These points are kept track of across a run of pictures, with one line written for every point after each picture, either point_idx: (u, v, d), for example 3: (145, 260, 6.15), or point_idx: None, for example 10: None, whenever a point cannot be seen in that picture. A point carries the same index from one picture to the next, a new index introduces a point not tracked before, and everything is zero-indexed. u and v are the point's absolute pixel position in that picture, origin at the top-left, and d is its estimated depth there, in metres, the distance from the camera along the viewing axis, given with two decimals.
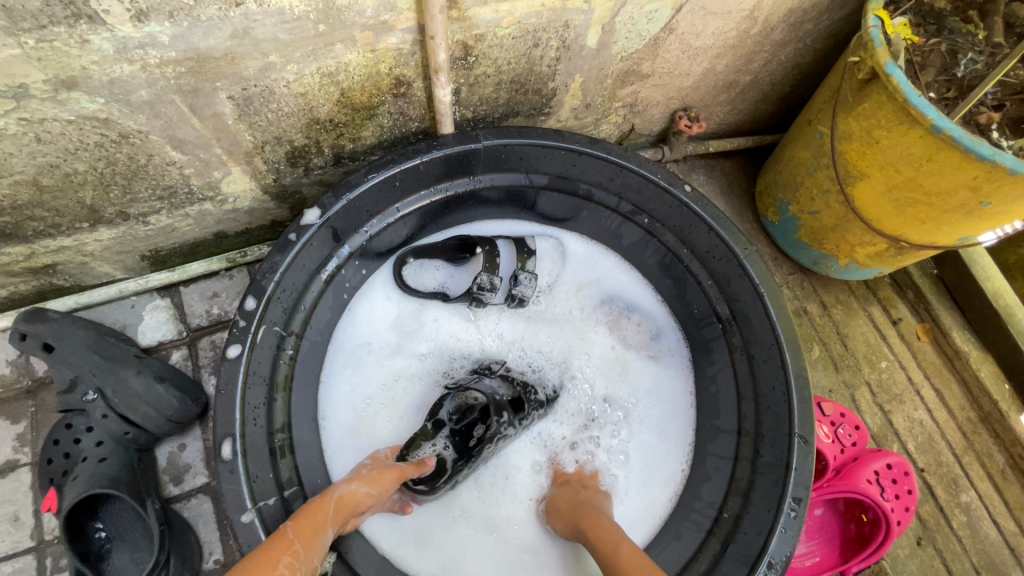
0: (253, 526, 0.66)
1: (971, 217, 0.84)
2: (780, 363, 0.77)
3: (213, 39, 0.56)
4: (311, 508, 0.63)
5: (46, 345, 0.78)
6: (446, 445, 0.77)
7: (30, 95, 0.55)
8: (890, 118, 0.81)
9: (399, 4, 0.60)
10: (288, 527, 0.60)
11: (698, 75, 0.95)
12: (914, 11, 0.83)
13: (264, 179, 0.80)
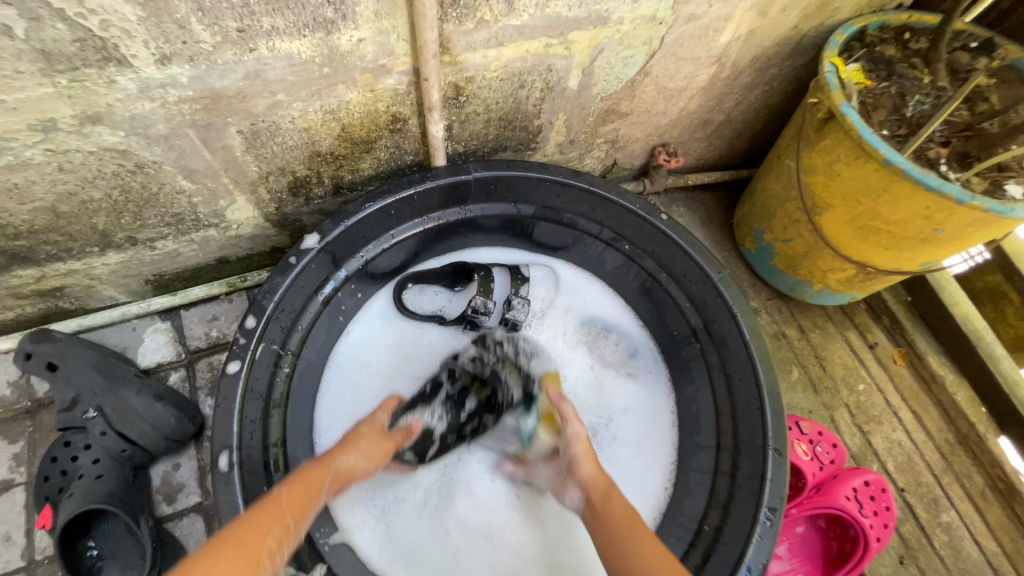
0: None
1: (929, 243, 0.90)
2: (754, 379, 0.81)
3: (227, 80, 0.62)
4: (302, 480, 0.65)
5: (50, 364, 0.82)
6: (443, 419, 0.83)
7: (58, 129, 0.60)
8: (847, 153, 0.88)
9: (397, 50, 0.66)
10: (281, 494, 0.62)
11: (673, 114, 1.03)
12: (866, 59, 0.92)
13: (267, 208, 0.85)
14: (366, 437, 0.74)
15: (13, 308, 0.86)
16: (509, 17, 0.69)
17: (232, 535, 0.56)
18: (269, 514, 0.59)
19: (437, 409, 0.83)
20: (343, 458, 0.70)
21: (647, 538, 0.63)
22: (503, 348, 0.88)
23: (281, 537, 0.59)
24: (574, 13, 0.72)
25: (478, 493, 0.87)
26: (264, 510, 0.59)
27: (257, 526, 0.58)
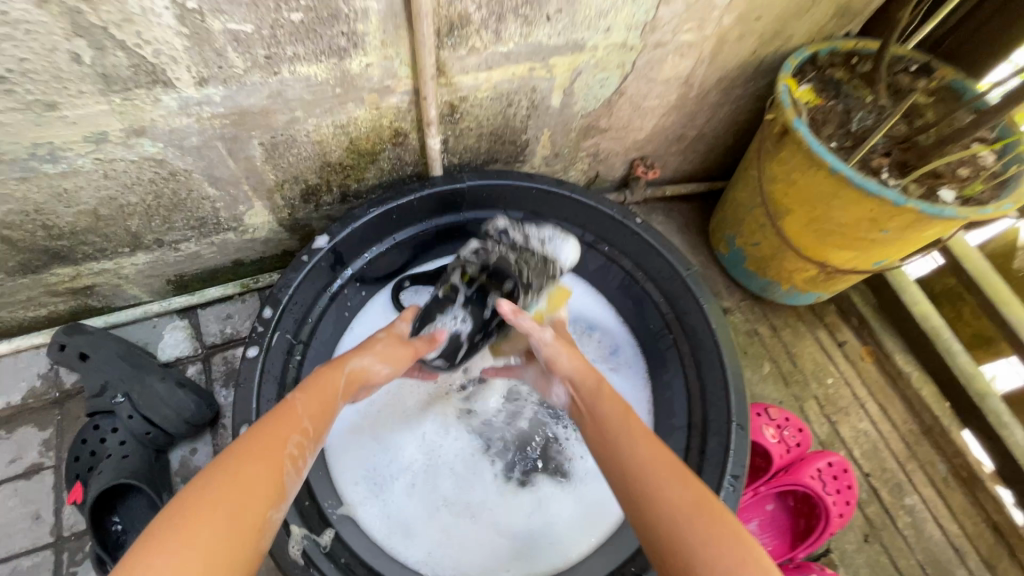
0: None
1: (877, 243, 1.00)
2: (720, 364, 0.89)
3: (254, 99, 0.72)
4: (319, 385, 0.68)
5: (82, 354, 0.90)
6: (467, 320, 0.86)
7: (108, 141, 0.69)
8: (802, 164, 0.98)
9: (399, 74, 0.77)
10: (296, 400, 0.65)
11: (649, 130, 1.13)
12: (817, 80, 1.03)
13: (281, 214, 0.95)
14: (382, 342, 0.78)
15: (47, 305, 0.95)
16: (497, 45, 0.79)
17: (247, 440, 0.58)
18: (285, 419, 0.62)
19: (457, 311, 0.86)
20: (357, 358, 0.73)
21: (651, 436, 0.66)
22: (509, 239, 0.92)
23: (301, 444, 0.61)
24: (554, 41, 0.83)
25: (464, 470, 0.95)
26: (280, 418, 0.62)
27: (275, 433, 0.60)
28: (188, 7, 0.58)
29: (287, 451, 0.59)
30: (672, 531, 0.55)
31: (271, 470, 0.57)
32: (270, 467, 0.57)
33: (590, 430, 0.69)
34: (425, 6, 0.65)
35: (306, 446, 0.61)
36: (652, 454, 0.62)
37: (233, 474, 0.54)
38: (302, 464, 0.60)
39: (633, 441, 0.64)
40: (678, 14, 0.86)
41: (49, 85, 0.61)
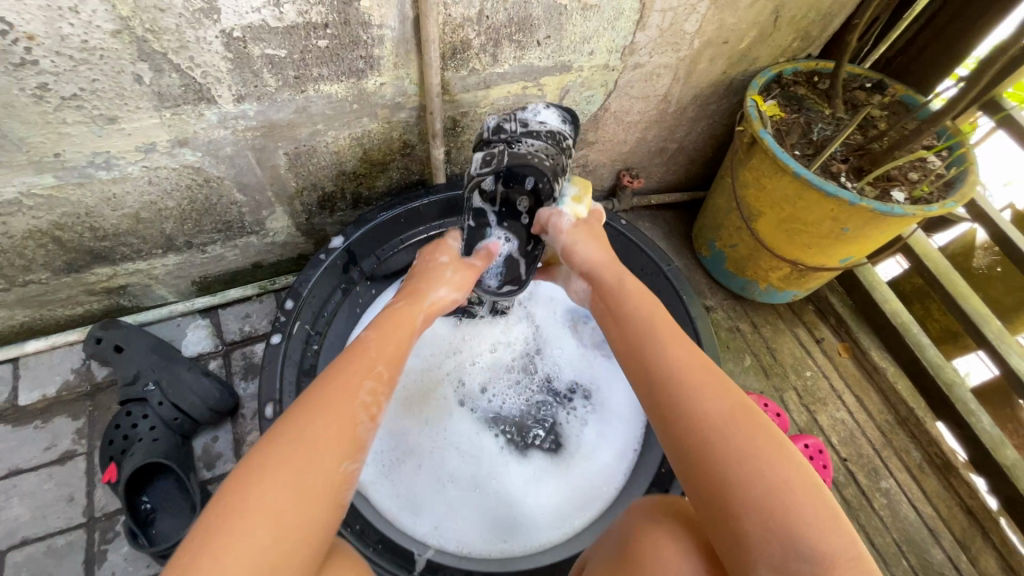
0: None
1: (839, 241, 1.10)
2: (700, 346, 1.03)
3: (282, 114, 0.82)
4: (388, 325, 0.68)
5: (117, 346, 0.99)
6: (510, 237, 0.93)
7: (156, 150, 0.79)
8: (768, 170, 1.09)
9: (409, 92, 0.88)
10: (365, 340, 0.64)
11: (633, 143, 1.25)
12: (782, 96, 1.14)
13: (299, 219, 1.04)
14: (449, 275, 0.83)
15: (83, 304, 1.03)
16: (495, 67, 0.91)
17: (318, 390, 0.57)
18: (358, 361, 0.61)
19: (497, 232, 0.93)
20: (435, 291, 0.79)
21: (690, 348, 0.66)
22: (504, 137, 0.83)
23: (374, 390, 0.59)
24: (544, 63, 0.94)
25: (469, 449, 1.05)
26: (347, 360, 0.61)
27: (345, 380, 0.58)
28: (234, 35, 0.69)
29: (359, 398, 0.57)
30: (711, 450, 0.57)
31: (343, 411, 0.55)
32: (339, 413, 0.55)
33: (620, 339, 0.71)
34: (433, 33, 0.76)
35: (379, 388, 0.60)
36: (695, 370, 0.63)
37: (304, 427, 0.52)
38: (377, 411, 0.58)
39: (676, 357, 0.64)
40: (653, 39, 0.98)
41: (112, 102, 0.71)
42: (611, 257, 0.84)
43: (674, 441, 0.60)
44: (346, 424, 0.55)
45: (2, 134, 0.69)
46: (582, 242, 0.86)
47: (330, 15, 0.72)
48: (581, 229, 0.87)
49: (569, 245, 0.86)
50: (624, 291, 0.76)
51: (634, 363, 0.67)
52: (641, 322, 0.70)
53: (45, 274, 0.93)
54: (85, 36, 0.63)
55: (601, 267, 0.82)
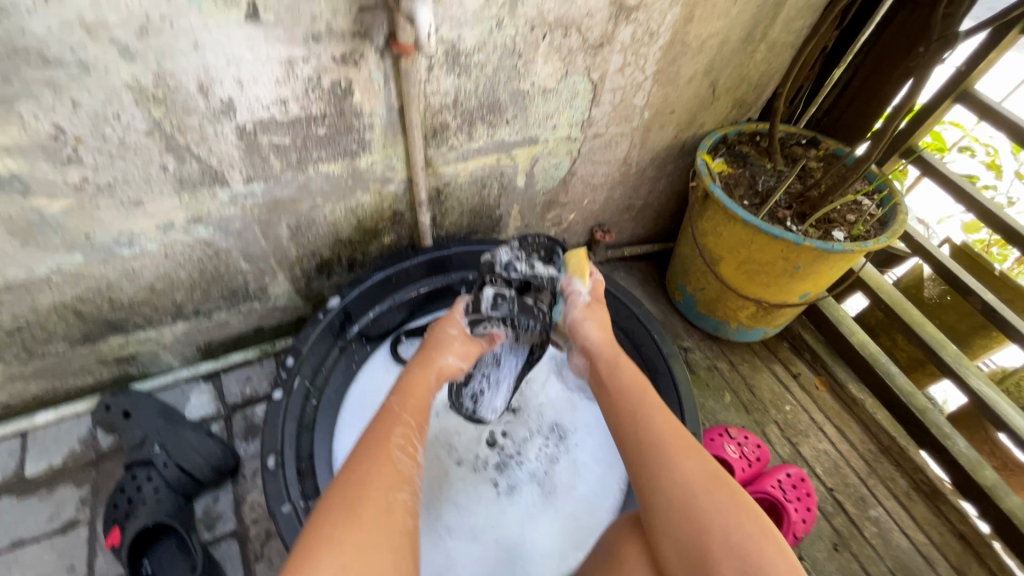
0: (291, 515, 0.86)
1: (793, 279, 1.20)
2: (672, 377, 1.11)
3: (286, 190, 0.94)
4: (411, 389, 0.81)
5: (125, 413, 1.05)
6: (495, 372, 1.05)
7: (174, 228, 0.90)
8: (722, 218, 1.21)
9: (396, 168, 1.00)
10: (393, 403, 0.77)
11: (601, 202, 1.38)
12: (728, 154, 1.29)
13: (299, 284, 1.14)
14: (461, 343, 0.92)
15: (94, 374, 1.10)
16: (470, 143, 1.04)
17: (367, 439, 0.71)
18: (389, 419, 0.74)
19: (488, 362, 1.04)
20: (446, 356, 0.90)
21: (672, 416, 0.74)
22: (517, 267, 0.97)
23: (405, 435, 0.72)
24: (514, 137, 1.08)
25: (466, 496, 1.08)
26: (383, 419, 0.74)
27: (382, 433, 0.71)
28: (247, 128, 0.82)
29: (393, 440, 0.70)
30: (689, 504, 0.64)
31: (385, 459, 0.68)
32: (384, 462, 0.67)
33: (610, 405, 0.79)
34: (414, 118, 0.89)
35: (409, 433, 0.73)
36: (677, 433, 0.71)
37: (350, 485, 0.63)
38: (410, 449, 0.71)
39: (661, 417, 0.73)
40: (608, 113, 1.13)
41: (140, 188, 0.82)
42: (609, 338, 0.91)
43: (658, 503, 0.66)
44: (391, 471, 0.67)
45: (43, 220, 0.79)
46: (590, 318, 0.93)
47: (328, 108, 0.85)
48: (590, 311, 0.94)
49: (577, 319, 0.93)
50: (618, 366, 0.84)
51: (620, 422, 0.75)
52: (628, 385, 0.79)
53: (62, 345, 1.00)
54: (123, 136, 0.75)
55: (597, 343, 0.90)
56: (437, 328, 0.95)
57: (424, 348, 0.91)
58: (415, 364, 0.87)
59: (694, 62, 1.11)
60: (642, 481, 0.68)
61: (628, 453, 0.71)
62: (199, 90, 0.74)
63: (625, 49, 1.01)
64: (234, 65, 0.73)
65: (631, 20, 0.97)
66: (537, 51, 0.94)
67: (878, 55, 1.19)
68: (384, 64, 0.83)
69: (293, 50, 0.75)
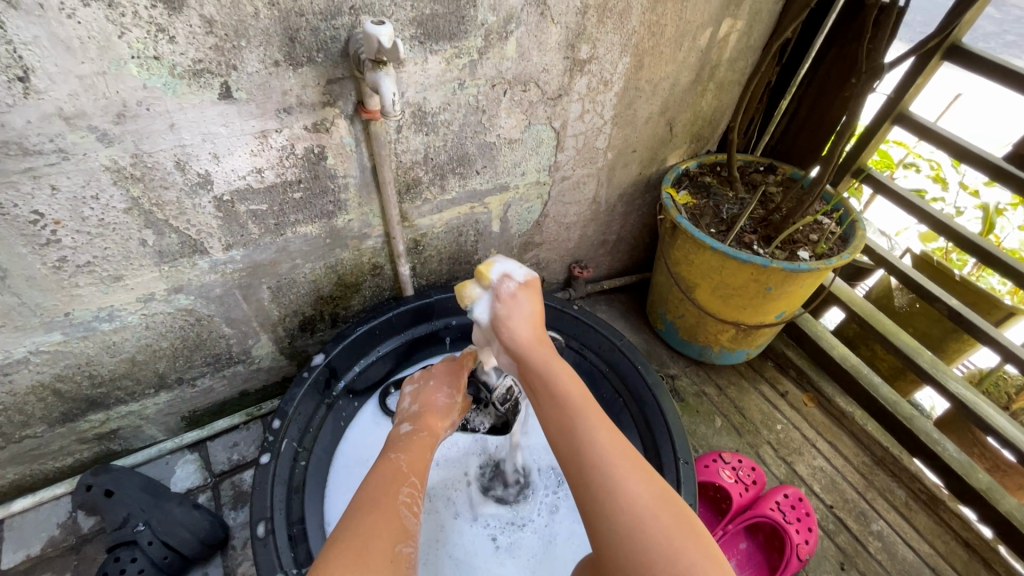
0: None
1: (766, 299, 1.24)
2: (659, 408, 1.11)
3: (265, 254, 0.96)
4: (417, 449, 0.85)
5: (107, 491, 1.00)
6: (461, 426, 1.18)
7: (154, 299, 0.91)
8: (692, 247, 1.24)
9: (373, 224, 1.03)
10: (399, 460, 0.81)
11: (576, 240, 1.42)
12: (692, 186, 1.35)
13: (283, 344, 1.14)
14: (460, 412, 1.01)
15: (73, 453, 1.07)
16: (444, 195, 1.08)
17: (373, 492, 0.73)
18: (394, 478, 0.76)
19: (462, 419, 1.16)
20: (448, 423, 0.97)
21: (616, 430, 0.73)
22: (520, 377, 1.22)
23: (411, 493, 0.75)
24: (485, 186, 1.13)
25: (464, 551, 1.05)
26: (389, 477, 0.76)
27: (390, 487, 0.74)
28: (225, 199, 0.84)
29: (399, 498, 0.73)
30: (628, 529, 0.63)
31: (393, 514, 0.70)
32: (392, 517, 0.69)
33: (552, 415, 0.75)
34: (387, 176, 0.93)
35: (415, 492, 0.76)
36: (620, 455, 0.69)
37: (356, 536, 0.65)
38: (416, 507, 0.74)
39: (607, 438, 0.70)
40: (573, 157, 1.19)
41: (120, 264, 0.83)
42: (536, 338, 0.84)
43: (602, 525, 0.64)
44: (398, 527, 0.69)
45: (21, 302, 0.80)
46: (516, 307, 0.87)
47: (303, 173, 0.88)
48: (513, 306, 0.87)
49: (504, 315, 0.87)
50: (557, 372, 0.79)
51: (565, 443, 0.71)
52: (570, 398, 0.75)
53: (40, 427, 0.98)
54: (103, 216, 0.77)
55: (532, 350, 0.83)
56: (444, 388, 1.01)
57: (428, 407, 0.96)
58: (421, 427, 0.91)
59: (649, 104, 1.18)
60: (586, 505, 0.66)
61: (571, 470, 0.69)
62: (176, 166, 0.77)
63: (582, 98, 1.08)
64: (209, 140, 0.77)
65: (586, 72, 1.04)
66: (500, 105, 1.00)
67: (818, 86, 1.28)
68: (355, 129, 0.87)
69: (266, 123, 0.79)
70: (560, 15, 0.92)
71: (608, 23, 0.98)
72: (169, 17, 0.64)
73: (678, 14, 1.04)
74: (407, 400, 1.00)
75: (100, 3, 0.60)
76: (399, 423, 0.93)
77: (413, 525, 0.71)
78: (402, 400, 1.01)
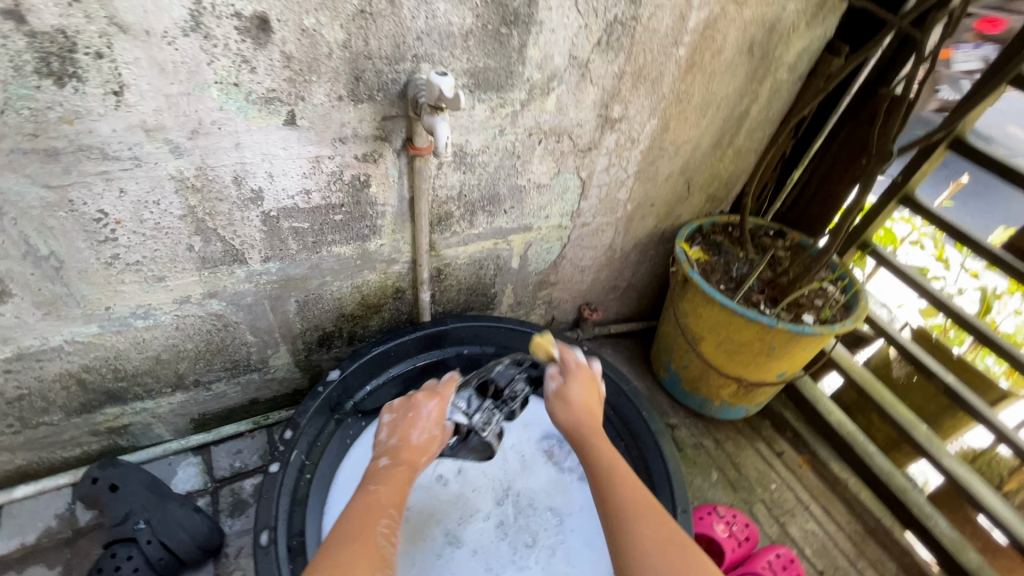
0: None
1: (770, 358, 1.27)
2: (662, 457, 1.13)
3: (299, 269, 1.00)
4: (395, 482, 0.83)
5: (112, 486, 1.00)
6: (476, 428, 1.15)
7: (189, 302, 0.95)
8: (701, 300, 1.29)
9: (402, 251, 1.09)
10: (378, 493, 0.80)
11: (589, 283, 1.47)
12: (704, 243, 1.41)
13: (300, 357, 1.17)
14: (439, 446, 0.94)
15: (82, 445, 1.09)
16: (471, 230, 1.14)
17: (349, 528, 0.73)
18: (370, 513, 0.76)
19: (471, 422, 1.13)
20: (428, 459, 0.92)
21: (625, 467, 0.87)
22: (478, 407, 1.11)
23: (390, 524, 0.76)
24: (510, 225, 1.18)
25: None
26: (364, 510, 0.76)
27: (367, 521, 0.75)
28: (272, 215, 0.90)
29: (378, 529, 0.74)
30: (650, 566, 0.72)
31: (370, 545, 0.71)
32: (366, 546, 0.71)
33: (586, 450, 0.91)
34: (423, 209, 0.99)
35: (393, 523, 0.76)
36: (621, 520, 0.77)
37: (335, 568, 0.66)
38: (394, 537, 0.75)
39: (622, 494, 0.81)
40: (595, 206, 1.25)
41: (165, 266, 0.88)
42: (584, 406, 0.96)
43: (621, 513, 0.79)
44: (373, 559, 0.70)
45: (69, 293, 0.84)
46: (560, 396, 0.98)
47: (346, 199, 0.94)
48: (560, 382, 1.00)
49: (560, 392, 0.98)
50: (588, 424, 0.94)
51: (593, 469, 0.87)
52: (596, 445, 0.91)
53: (57, 416, 1.01)
54: (159, 220, 0.82)
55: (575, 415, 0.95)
56: (426, 420, 0.94)
57: (407, 443, 0.90)
58: (402, 460, 0.87)
59: (670, 163, 1.25)
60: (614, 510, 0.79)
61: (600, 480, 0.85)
62: (234, 181, 0.83)
63: (610, 153, 1.15)
64: (267, 160, 0.83)
65: (616, 129, 1.11)
66: (534, 153, 1.06)
67: (829, 162, 1.35)
68: (400, 162, 0.94)
69: (321, 150, 0.85)
70: (598, 77, 1.00)
71: (641, 88, 1.06)
72: (254, 50, 0.71)
73: (705, 86, 1.12)
74: (383, 431, 0.93)
75: (198, 35, 0.67)
76: (377, 457, 0.89)
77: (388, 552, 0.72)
78: (377, 432, 0.94)
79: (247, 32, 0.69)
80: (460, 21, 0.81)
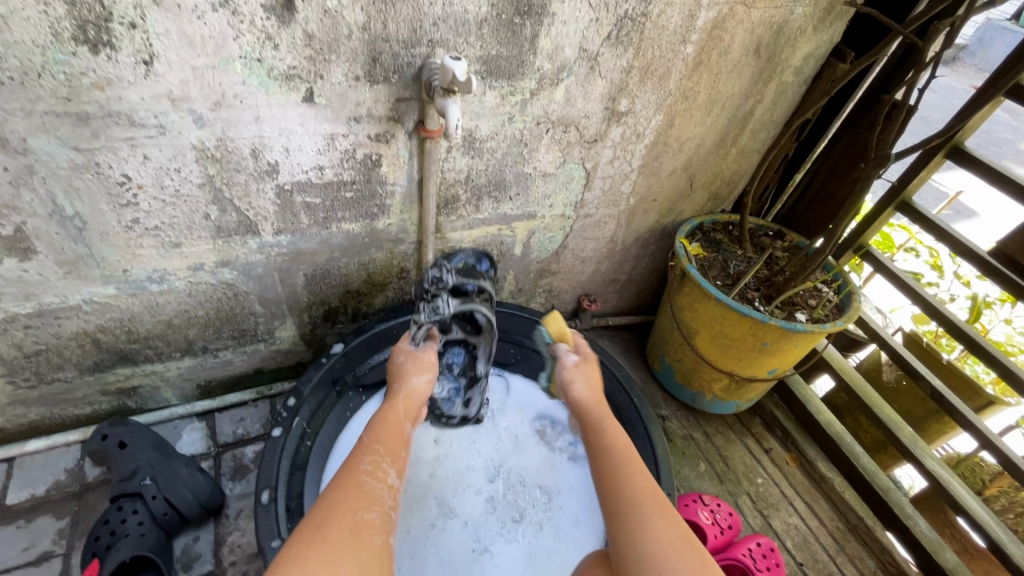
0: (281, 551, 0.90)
1: (762, 353, 1.30)
2: (650, 444, 1.17)
3: (309, 243, 1.04)
4: (386, 429, 0.84)
5: (121, 443, 1.05)
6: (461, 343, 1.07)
7: (202, 269, 0.99)
8: (698, 294, 1.32)
9: (409, 231, 1.12)
10: (364, 438, 0.81)
11: (588, 274, 1.50)
12: (704, 240, 1.44)
13: (305, 330, 1.21)
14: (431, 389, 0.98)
15: (93, 404, 1.13)
16: (476, 214, 1.17)
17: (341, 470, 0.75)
18: (358, 456, 0.78)
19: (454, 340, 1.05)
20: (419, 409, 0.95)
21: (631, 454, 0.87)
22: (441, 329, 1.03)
23: (374, 462, 0.77)
24: (515, 212, 1.22)
25: (449, 552, 1.08)
26: (355, 452, 0.78)
27: (354, 461, 0.76)
28: (286, 188, 0.93)
29: (362, 467, 0.76)
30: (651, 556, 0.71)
31: (355, 481, 0.73)
32: (354, 488, 0.72)
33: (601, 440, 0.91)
34: (431, 191, 1.02)
35: (380, 461, 0.78)
36: (637, 509, 0.77)
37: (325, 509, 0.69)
38: (381, 475, 0.76)
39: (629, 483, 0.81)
40: (598, 197, 1.29)
41: (182, 233, 0.92)
42: (596, 396, 1.00)
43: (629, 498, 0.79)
44: (360, 494, 0.72)
45: (90, 253, 0.88)
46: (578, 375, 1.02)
47: (357, 176, 0.97)
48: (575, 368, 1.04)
49: (575, 373, 1.03)
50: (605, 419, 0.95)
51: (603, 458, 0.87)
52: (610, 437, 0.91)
53: (70, 373, 1.05)
54: (178, 187, 0.85)
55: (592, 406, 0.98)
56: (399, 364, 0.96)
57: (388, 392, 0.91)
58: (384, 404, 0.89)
59: (674, 159, 1.28)
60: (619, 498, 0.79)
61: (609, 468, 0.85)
62: (252, 154, 0.86)
63: (615, 146, 1.18)
64: (285, 135, 0.86)
65: (622, 123, 1.14)
66: (540, 142, 1.10)
67: (830, 167, 1.38)
68: (411, 144, 0.97)
69: (336, 127, 0.89)
70: (607, 70, 1.03)
71: (648, 83, 1.09)
72: (278, 28, 0.74)
73: (711, 84, 1.15)
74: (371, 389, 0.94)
75: (226, 11, 0.70)
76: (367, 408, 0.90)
77: (375, 489, 0.74)
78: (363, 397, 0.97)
79: (273, 10, 0.72)
80: (475, 9, 0.84)
